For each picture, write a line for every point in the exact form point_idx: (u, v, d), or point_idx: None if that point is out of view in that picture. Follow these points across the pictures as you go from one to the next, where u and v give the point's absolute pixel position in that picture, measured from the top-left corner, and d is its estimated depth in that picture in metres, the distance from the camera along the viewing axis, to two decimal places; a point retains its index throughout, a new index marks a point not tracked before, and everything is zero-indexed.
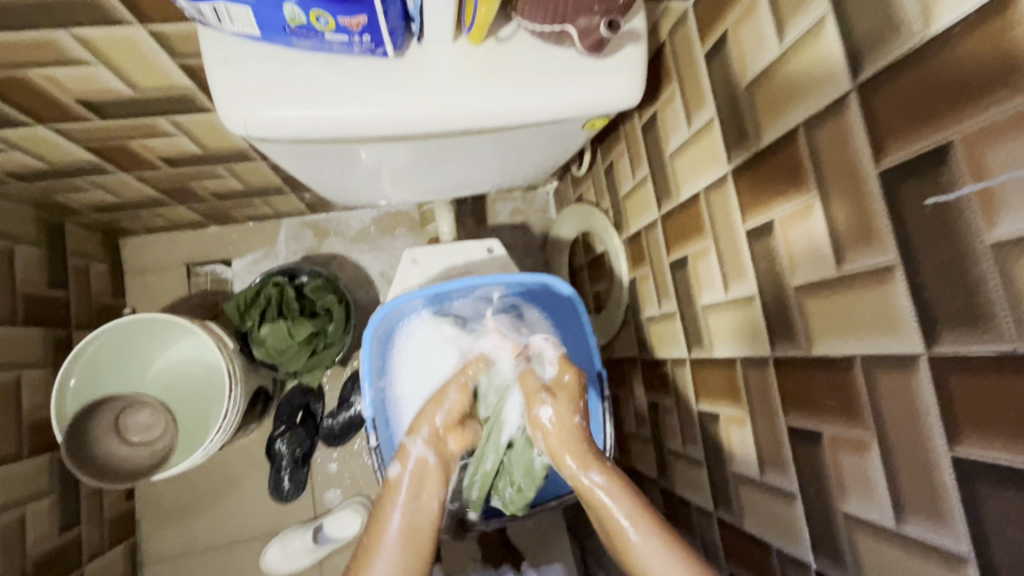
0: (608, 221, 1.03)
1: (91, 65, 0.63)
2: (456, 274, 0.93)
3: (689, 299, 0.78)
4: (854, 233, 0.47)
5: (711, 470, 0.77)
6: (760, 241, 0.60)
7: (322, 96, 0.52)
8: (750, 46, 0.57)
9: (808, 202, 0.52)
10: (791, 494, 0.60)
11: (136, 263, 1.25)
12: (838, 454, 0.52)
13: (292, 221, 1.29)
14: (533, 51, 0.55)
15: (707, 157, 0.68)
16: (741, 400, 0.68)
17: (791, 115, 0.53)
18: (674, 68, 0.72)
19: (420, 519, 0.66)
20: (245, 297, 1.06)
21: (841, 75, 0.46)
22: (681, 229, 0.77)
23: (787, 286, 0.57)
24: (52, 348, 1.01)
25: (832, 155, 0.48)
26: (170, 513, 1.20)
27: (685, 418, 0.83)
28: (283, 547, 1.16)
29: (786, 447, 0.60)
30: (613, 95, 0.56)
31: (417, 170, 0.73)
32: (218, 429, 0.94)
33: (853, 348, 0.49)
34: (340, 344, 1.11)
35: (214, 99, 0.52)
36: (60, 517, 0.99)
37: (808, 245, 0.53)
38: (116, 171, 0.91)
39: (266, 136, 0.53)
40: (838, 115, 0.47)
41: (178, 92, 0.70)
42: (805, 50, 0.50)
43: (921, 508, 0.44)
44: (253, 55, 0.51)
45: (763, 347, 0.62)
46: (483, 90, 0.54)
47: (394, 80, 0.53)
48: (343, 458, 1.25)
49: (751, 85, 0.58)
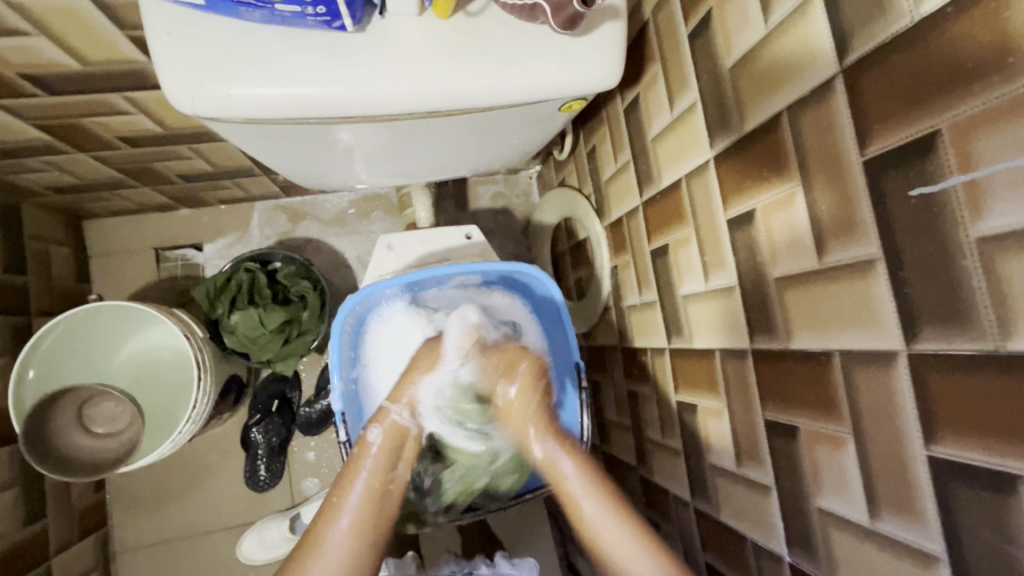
0: (590, 207, 1.00)
1: (31, 36, 0.59)
2: (434, 260, 0.90)
3: (670, 288, 0.76)
4: (836, 224, 0.45)
5: (689, 460, 0.76)
6: (741, 230, 0.58)
7: (278, 73, 0.48)
8: (734, 25, 0.55)
9: (789, 191, 0.50)
10: (766, 487, 0.60)
11: (102, 247, 1.20)
12: (814, 449, 0.51)
13: (265, 204, 1.24)
14: (506, 27, 0.52)
15: (689, 142, 0.66)
16: (719, 392, 0.67)
17: (775, 99, 0.51)
18: (657, 48, 0.69)
19: (389, 490, 0.66)
20: (215, 284, 1.04)
21: (828, 57, 0.44)
22: (662, 216, 0.75)
23: (767, 277, 0.55)
24: (10, 336, 0.97)
25: (816, 142, 0.46)
26: (142, 503, 1.18)
27: (664, 407, 0.82)
28: (260, 536, 1.15)
29: (763, 439, 0.59)
30: (589, 77, 0.54)
31: (388, 153, 0.70)
32: (187, 420, 0.91)
33: (832, 343, 0.47)
34: (315, 332, 1.08)
35: (161, 75, 0.48)
36: (24, 510, 0.96)
37: (789, 235, 0.51)
38: (72, 151, 0.86)
39: (219, 115, 0.50)
40: (822, 100, 0.45)
41: (131, 67, 0.66)
42: (790, 30, 0.48)
43: (896, 506, 0.44)
44: (201, 27, 0.48)
45: (742, 339, 0.61)
46: (452, 69, 0.51)
47: (356, 56, 0.49)
48: (320, 447, 1.23)
49: (735, 67, 0.56)
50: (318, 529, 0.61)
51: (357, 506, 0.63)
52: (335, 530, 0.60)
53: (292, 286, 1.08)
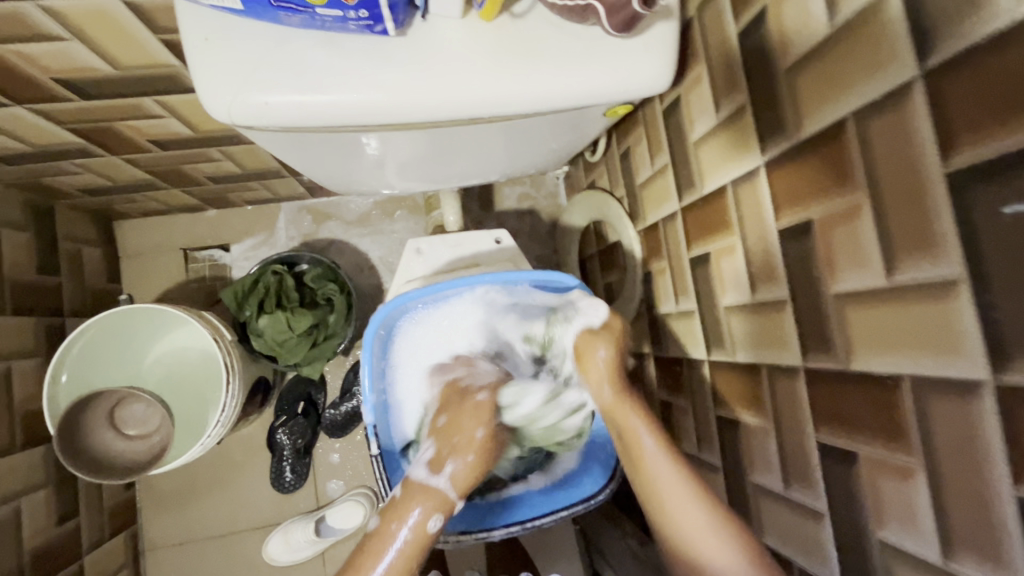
0: (622, 211, 0.97)
1: (66, 41, 0.58)
2: (463, 265, 0.88)
3: (710, 298, 0.73)
4: (909, 240, 0.42)
5: (728, 477, 0.73)
6: (795, 241, 0.55)
7: (313, 79, 0.47)
8: (793, 22, 0.51)
9: (854, 203, 0.47)
10: (818, 513, 0.56)
11: (132, 247, 1.21)
12: (876, 477, 0.48)
13: (291, 206, 1.24)
14: (551, 29, 0.49)
15: (737, 147, 0.62)
16: (765, 409, 0.64)
17: (839, 103, 0.47)
18: (703, 47, 0.66)
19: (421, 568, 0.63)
20: (243, 286, 1.03)
21: (905, 57, 0.41)
22: (703, 223, 0.72)
23: (824, 292, 0.52)
24: (44, 337, 0.98)
25: (888, 152, 0.43)
26: (171, 501, 1.19)
27: (701, 420, 0.79)
28: (284, 538, 1.15)
29: (814, 462, 0.56)
30: (638, 79, 0.51)
31: (423, 161, 0.69)
32: (216, 423, 0.91)
33: (902, 366, 0.44)
34: (341, 335, 1.07)
35: (195, 82, 0.47)
36: (58, 509, 0.97)
37: (851, 249, 0.48)
38: (104, 153, 0.86)
39: (254, 124, 0.48)
40: (898, 105, 0.42)
41: (163, 70, 0.65)
42: (860, 30, 0.44)
43: (974, 546, 0.40)
44: (238, 32, 0.46)
45: (791, 356, 0.58)
46: (494, 73, 0.49)
47: (395, 60, 0.47)
48: (345, 449, 1.22)
49: (792, 69, 0.52)
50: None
51: None
52: None
53: (318, 289, 1.07)
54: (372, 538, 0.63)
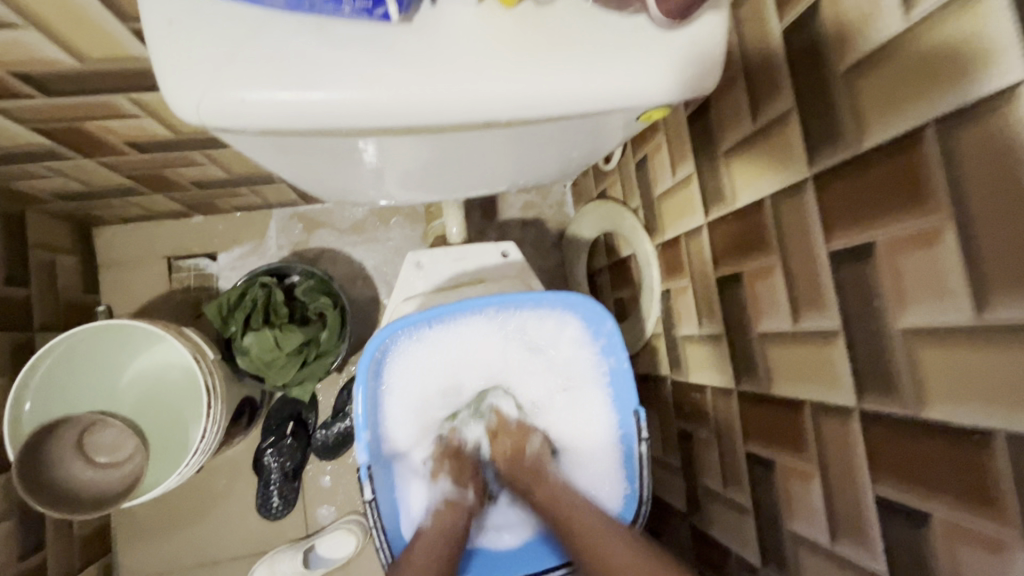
0: (637, 223, 0.91)
1: (21, 29, 0.50)
2: (467, 281, 0.81)
3: (741, 322, 0.66)
4: (1009, 273, 0.35)
5: (760, 521, 0.66)
6: (851, 266, 0.48)
7: (302, 76, 0.40)
8: (858, 15, 0.44)
9: (932, 226, 0.40)
10: (875, 575, 0.49)
11: (112, 255, 1.14)
12: (953, 545, 0.42)
13: (282, 212, 1.16)
14: (580, 22, 0.43)
15: (778, 157, 0.56)
16: (807, 450, 0.57)
17: (917, 108, 0.40)
18: (738, 47, 0.60)
19: None
20: (228, 300, 0.95)
21: (1011, 54, 0.34)
22: (734, 240, 0.65)
23: (888, 327, 0.45)
24: (10, 354, 0.90)
25: (985, 168, 0.36)
26: (149, 530, 1.11)
27: (727, 455, 0.72)
28: (270, 569, 1.06)
29: (870, 518, 0.49)
30: (679, 80, 0.44)
31: (426, 171, 0.62)
32: (193, 453, 0.84)
33: (994, 420, 0.38)
34: (334, 353, 1.00)
35: (161, 78, 0.40)
36: (21, 544, 0.89)
37: (926, 280, 0.41)
38: (76, 156, 0.79)
39: (231, 126, 0.41)
40: (1000, 112, 0.35)
41: (136, 65, 0.58)
42: (946, 25, 0.38)
43: None
44: (214, 17, 0.39)
45: (843, 395, 0.51)
46: (513, 71, 0.42)
47: (400, 53, 0.41)
48: (337, 472, 1.15)
49: (853, 71, 0.46)
50: None
51: None
52: None
53: (310, 303, 1.00)
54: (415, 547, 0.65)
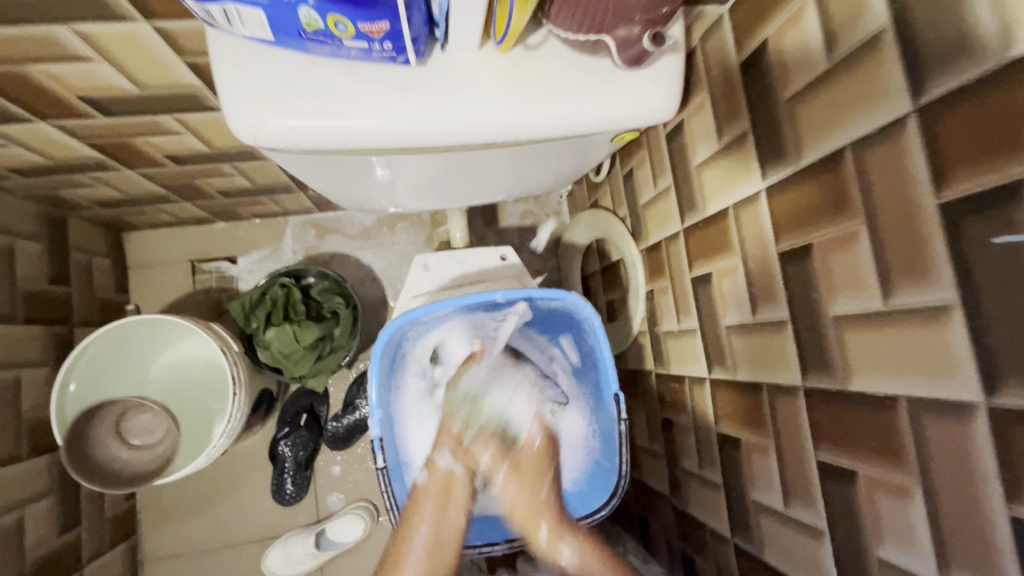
0: (625, 230, 0.99)
1: (95, 62, 0.60)
2: (469, 282, 0.89)
3: (711, 317, 0.74)
4: (905, 268, 0.44)
5: (729, 495, 0.73)
6: (795, 264, 0.56)
7: (336, 106, 0.49)
8: (796, 54, 0.53)
9: (852, 229, 0.49)
10: (818, 531, 0.57)
11: (141, 258, 1.23)
12: (875, 496, 0.50)
13: (298, 220, 1.26)
14: (563, 62, 0.52)
15: (739, 170, 0.64)
16: (765, 427, 0.65)
17: (838, 133, 0.49)
18: (706, 76, 0.68)
19: (442, 535, 0.72)
20: (250, 298, 1.05)
21: (901, 93, 0.43)
22: (705, 244, 0.74)
23: (824, 315, 0.53)
24: (53, 346, 0.99)
25: (886, 182, 0.45)
26: (172, 513, 1.19)
27: (702, 439, 0.80)
28: (284, 551, 1.14)
29: (814, 481, 0.57)
30: (645, 107, 0.54)
31: (433, 182, 0.71)
32: (221, 433, 0.92)
33: (897, 388, 0.46)
34: (347, 348, 1.08)
35: (223, 106, 0.49)
36: (60, 519, 0.97)
37: (850, 273, 0.50)
38: (120, 167, 0.88)
39: (277, 145, 0.51)
40: (893, 138, 0.44)
41: (185, 90, 0.67)
42: (858, 66, 0.47)
43: (971, 565, 0.42)
44: (266, 58, 0.48)
45: (792, 376, 0.59)
46: (507, 102, 0.51)
47: (415, 87, 0.50)
48: (346, 462, 1.22)
49: (793, 100, 0.54)
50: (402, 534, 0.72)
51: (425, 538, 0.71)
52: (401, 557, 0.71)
53: (324, 302, 1.09)
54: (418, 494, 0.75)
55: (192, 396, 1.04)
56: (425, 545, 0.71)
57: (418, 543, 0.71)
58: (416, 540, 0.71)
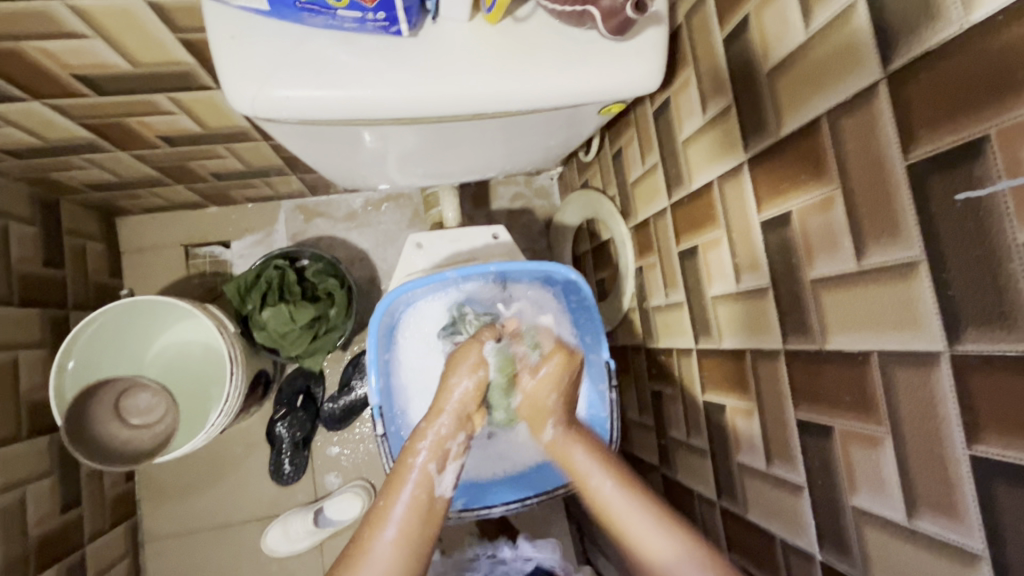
0: (615, 209, 1.01)
1: (90, 39, 0.61)
2: (461, 260, 0.90)
3: (698, 288, 0.76)
4: (876, 228, 0.46)
5: (716, 460, 0.76)
6: (775, 232, 0.59)
7: (330, 77, 0.51)
8: (774, 30, 0.55)
9: (828, 194, 0.51)
10: (798, 486, 0.60)
11: (134, 243, 1.23)
12: (849, 448, 0.52)
13: (289, 204, 1.26)
14: (551, 35, 0.54)
15: (722, 144, 0.66)
16: (748, 391, 0.67)
17: (816, 100, 0.51)
18: (690, 51, 0.70)
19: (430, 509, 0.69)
20: (245, 280, 1.06)
21: (871, 62, 0.45)
22: (691, 218, 0.76)
23: (803, 279, 0.55)
24: (49, 328, 1.00)
25: (858, 147, 0.47)
26: (171, 495, 1.20)
27: (689, 407, 0.83)
28: (284, 529, 1.17)
29: (794, 439, 0.60)
30: (629, 78, 0.56)
31: (424, 154, 0.72)
32: (220, 413, 0.93)
33: (870, 343, 0.48)
34: (342, 328, 1.10)
35: (221, 76, 0.50)
36: (61, 498, 0.98)
37: (826, 237, 0.52)
38: (113, 148, 0.89)
39: (274, 116, 0.52)
40: (865, 104, 0.46)
41: (179, 68, 0.68)
42: (832, 35, 0.49)
43: (935, 505, 0.45)
44: (262, 31, 0.50)
45: (772, 339, 0.61)
46: (497, 74, 0.53)
47: (409, 60, 0.52)
48: (343, 442, 1.24)
49: (772, 72, 0.56)
50: (364, 539, 0.65)
51: (399, 528, 0.66)
52: (373, 554, 0.64)
53: (319, 284, 1.10)
54: (388, 484, 0.69)
55: (189, 378, 1.06)
56: (401, 522, 0.66)
57: (398, 514, 0.66)
58: (392, 521, 0.66)
